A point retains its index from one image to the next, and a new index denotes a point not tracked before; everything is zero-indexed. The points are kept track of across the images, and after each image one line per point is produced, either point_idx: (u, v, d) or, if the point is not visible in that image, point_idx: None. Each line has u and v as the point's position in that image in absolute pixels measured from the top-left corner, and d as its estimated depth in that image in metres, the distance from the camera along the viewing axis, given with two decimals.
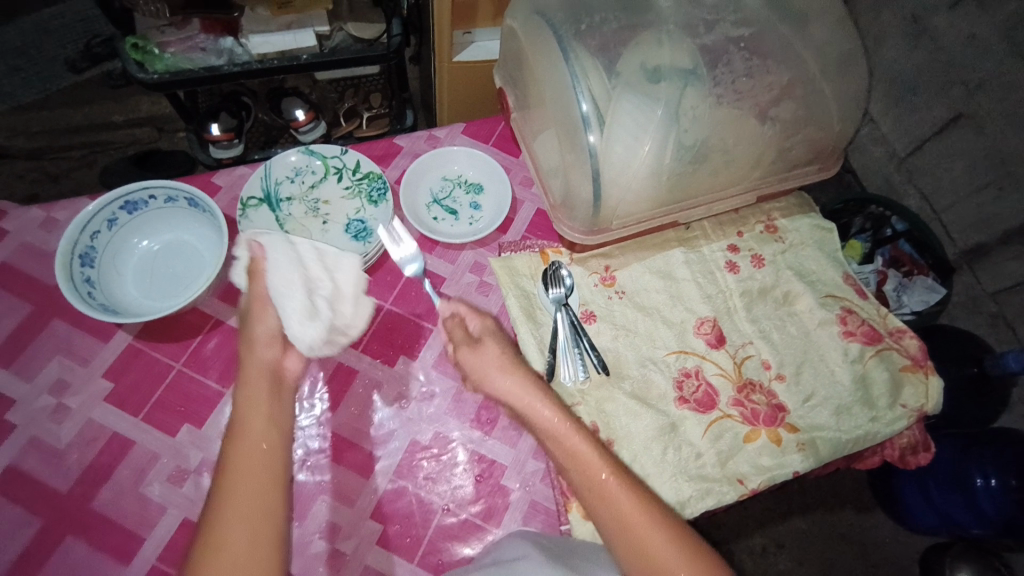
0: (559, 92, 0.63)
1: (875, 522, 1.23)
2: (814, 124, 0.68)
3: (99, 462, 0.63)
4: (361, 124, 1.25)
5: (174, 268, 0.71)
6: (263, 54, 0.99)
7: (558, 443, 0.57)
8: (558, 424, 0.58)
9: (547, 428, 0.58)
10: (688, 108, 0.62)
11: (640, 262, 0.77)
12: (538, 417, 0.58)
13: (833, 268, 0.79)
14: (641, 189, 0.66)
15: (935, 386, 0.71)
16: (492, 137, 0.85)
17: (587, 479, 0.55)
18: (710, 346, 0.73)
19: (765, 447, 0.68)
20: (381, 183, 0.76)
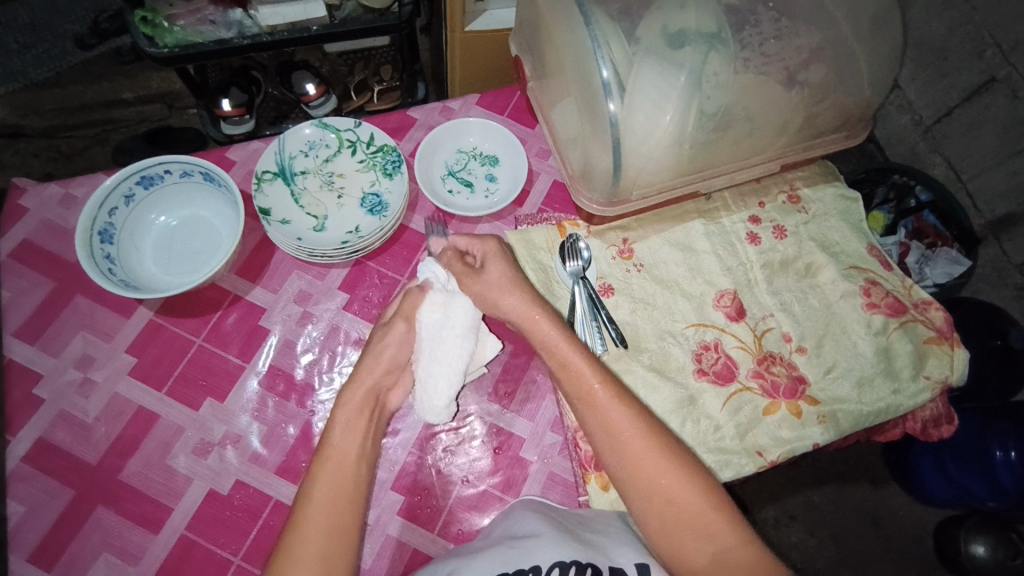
0: (579, 58, 0.61)
1: (890, 495, 1.23)
2: (844, 89, 0.65)
3: (126, 434, 0.64)
4: (372, 98, 1.24)
5: (192, 244, 0.71)
6: (272, 26, 0.97)
7: (588, 406, 0.59)
8: (591, 386, 0.59)
9: (581, 389, 0.59)
10: (712, 73, 0.60)
11: (659, 234, 0.76)
12: (575, 381, 0.59)
13: (857, 240, 0.78)
14: (663, 159, 0.64)
15: (960, 358, 0.71)
16: (507, 108, 0.83)
17: (615, 442, 0.57)
18: (729, 319, 0.72)
19: (785, 419, 0.67)
20: (395, 156, 0.75)
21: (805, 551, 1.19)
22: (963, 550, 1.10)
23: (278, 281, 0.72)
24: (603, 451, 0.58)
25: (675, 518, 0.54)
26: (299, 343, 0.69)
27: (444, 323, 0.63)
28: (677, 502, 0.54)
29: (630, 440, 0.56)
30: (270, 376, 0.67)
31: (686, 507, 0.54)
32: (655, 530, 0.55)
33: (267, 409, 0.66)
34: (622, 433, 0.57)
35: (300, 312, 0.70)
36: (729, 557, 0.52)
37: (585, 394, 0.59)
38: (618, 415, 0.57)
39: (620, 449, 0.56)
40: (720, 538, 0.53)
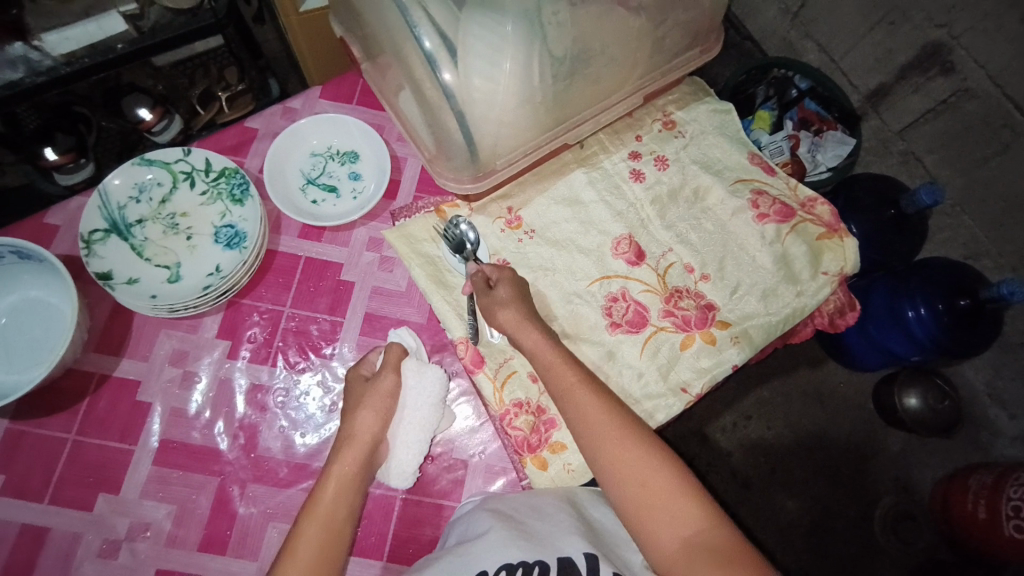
0: (395, 32, 0.54)
1: (829, 372, 1.27)
2: (684, 3, 0.62)
3: (17, 557, 0.57)
4: (222, 107, 1.11)
5: (31, 333, 0.62)
6: (68, 53, 0.83)
7: (566, 400, 0.57)
8: (573, 382, 0.58)
9: (562, 384, 0.58)
10: (550, 15, 0.55)
11: (543, 194, 0.73)
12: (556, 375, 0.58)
13: (737, 152, 0.77)
14: (518, 121, 0.60)
15: (850, 247, 0.72)
16: (355, 95, 0.76)
17: (592, 429, 0.55)
18: (630, 264, 0.71)
19: (701, 349, 0.68)
20: (240, 178, 0.67)
21: (768, 444, 1.23)
22: (899, 402, 1.18)
23: (146, 346, 0.64)
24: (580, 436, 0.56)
25: (648, 501, 0.52)
26: (188, 407, 0.63)
27: (422, 391, 0.60)
28: (649, 488, 0.53)
29: (606, 427, 0.55)
30: (164, 451, 0.61)
31: (659, 494, 0.52)
32: (628, 515, 0.53)
33: (172, 486, 0.60)
34: (596, 419, 0.56)
35: (180, 374, 0.64)
36: (698, 538, 0.50)
37: (569, 389, 0.57)
38: (598, 408, 0.56)
39: (597, 435, 0.55)
40: (691, 524, 0.51)
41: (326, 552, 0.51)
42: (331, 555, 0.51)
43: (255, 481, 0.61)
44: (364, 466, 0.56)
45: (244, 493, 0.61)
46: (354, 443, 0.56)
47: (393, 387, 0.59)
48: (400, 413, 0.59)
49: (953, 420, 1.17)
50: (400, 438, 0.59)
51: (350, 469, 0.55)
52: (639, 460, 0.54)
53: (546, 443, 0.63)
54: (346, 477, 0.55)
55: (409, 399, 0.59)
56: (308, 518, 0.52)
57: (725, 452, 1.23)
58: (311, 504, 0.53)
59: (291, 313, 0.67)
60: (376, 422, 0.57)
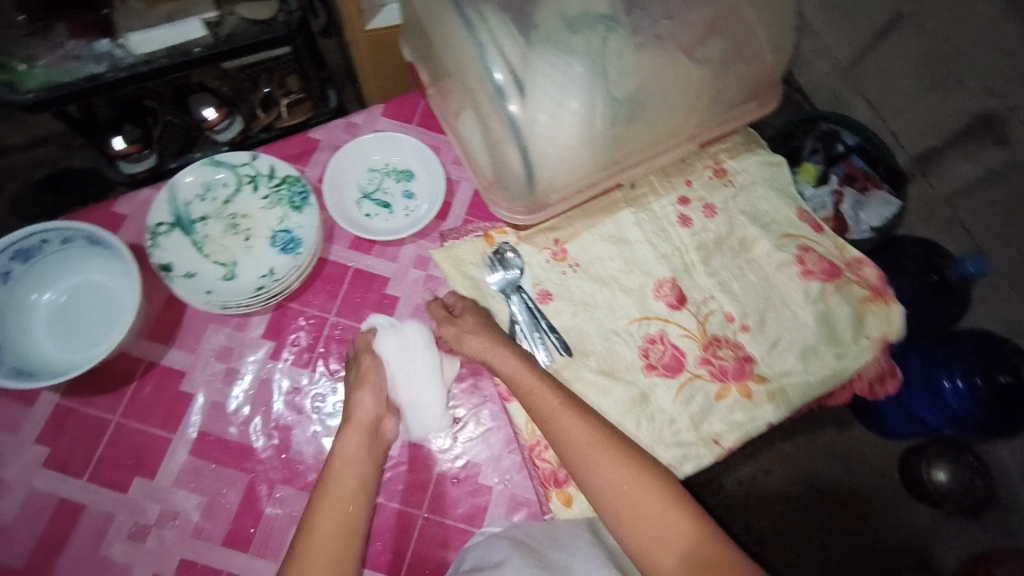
0: (468, 64, 0.57)
1: (856, 435, 1.22)
2: (747, 59, 0.63)
3: (51, 531, 0.59)
4: (281, 112, 1.13)
5: (90, 314, 0.65)
6: (149, 53, 0.88)
7: (552, 426, 0.59)
8: (554, 405, 0.59)
9: (546, 410, 0.59)
10: (614, 56, 0.57)
11: (590, 229, 0.74)
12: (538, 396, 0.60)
13: (785, 206, 0.77)
14: (577, 157, 0.61)
15: (896, 314, 0.72)
16: (415, 116, 0.78)
17: (577, 455, 0.57)
18: (671, 308, 0.71)
19: (737, 402, 0.68)
20: (301, 186, 0.70)
21: (785, 501, 1.20)
22: (927, 475, 1.14)
23: (194, 339, 0.67)
24: (571, 463, 0.57)
25: (643, 521, 0.53)
26: (228, 402, 0.65)
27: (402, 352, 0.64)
28: (643, 508, 0.54)
29: (597, 453, 0.56)
30: (200, 442, 0.63)
31: (653, 515, 0.53)
32: (624, 536, 0.54)
33: (204, 478, 0.62)
34: (578, 445, 0.57)
35: (223, 369, 0.66)
36: (696, 554, 0.51)
37: (552, 412, 0.59)
38: (581, 431, 0.58)
39: (587, 464, 0.56)
40: (689, 541, 0.52)
41: (348, 527, 0.54)
42: (353, 526, 0.54)
43: (284, 483, 0.62)
44: (369, 446, 0.59)
45: (272, 493, 0.62)
46: (354, 421, 0.60)
47: (374, 361, 0.64)
48: (393, 378, 0.63)
49: (981, 499, 1.13)
50: (402, 399, 0.63)
51: (356, 443, 0.59)
52: (630, 482, 0.55)
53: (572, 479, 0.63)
54: (352, 454, 0.58)
55: (399, 366, 0.63)
56: (324, 493, 0.55)
57: (743, 503, 1.19)
58: (325, 481, 0.57)
59: (335, 322, 0.69)
60: (371, 402, 0.61)
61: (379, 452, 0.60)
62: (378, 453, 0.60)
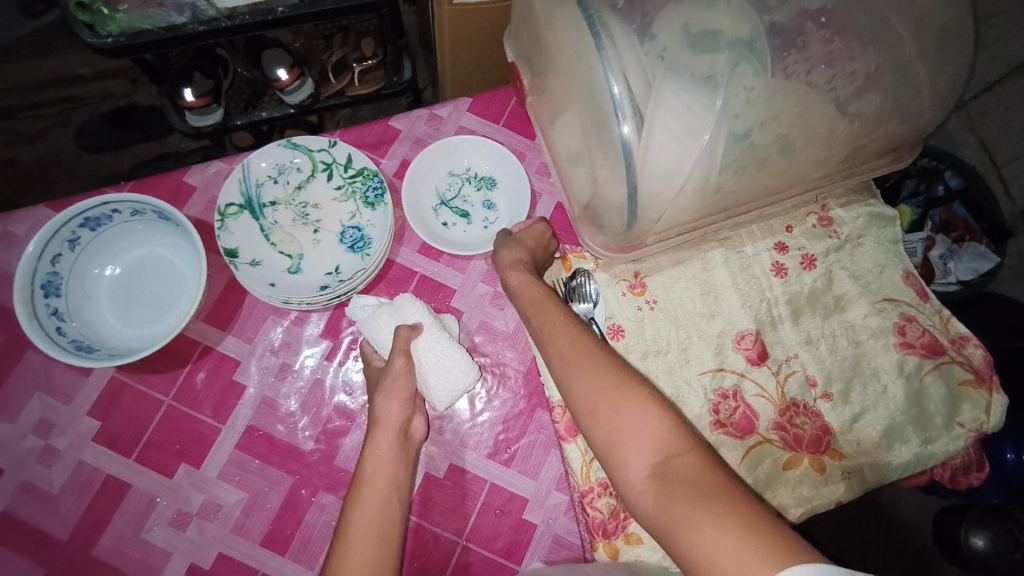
0: (585, 76, 0.52)
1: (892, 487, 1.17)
2: (902, 115, 0.55)
3: (97, 505, 0.59)
4: (353, 79, 1.09)
5: (152, 290, 0.63)
6: (233, 8, 0.83)
7: (546, 334, 0.57)
8: (553, 316, 0.58)
9: (543, 319, 0.58)
10: (742, 88, 0.50)
11: (674, 267, 0.68)
12: (539, 308, 0.59)
13: (891, 267, 0.70)
14: (687, 200, 0.55)
15: (998, 403, 0.65)
16: (503, 116, 0.73)
17: (561, 359, 0.55)
18: (750, 363, 0.66)
19: (806, 475, 0.63)
20: (377, 182, 0.66)
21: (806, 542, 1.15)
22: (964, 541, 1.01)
23: (252, 329, 0.64)
24: (555, 363, 0.55)
25: (619, 425, 0.50)
26: (280, 400, 0.63)
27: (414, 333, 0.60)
28: (621, 412, 0.50)
29: (581, 357, 0.54)
30: (248, 437, 0.62)
31: (631, 419, 0.50)
32: (598, 440, 0.51)
33: (249, 474, 0.61)
34: (567, 350, 0.55)
35: (278, 364, 0.64)
36: (672, 467, 0.47)
37: (548, 325, 0.57)
38: (571, 337, 0.56)
39: (571, 364, 0.54)
40: (664, 450, 0.48)
41: (383, 531, 0.50)
42: (388, 530, 0.50)
43: (328, 490, 0.61)
44: (399, 449, 0.55)
45: (315, 499, 0.61)
46: (383, 427, 0.56)
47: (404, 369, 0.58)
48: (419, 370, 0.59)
49: None
50: (433, 387, 0.59)
51: (388, 445, 0.55)
52: (611, 385, 0.52)
53: (622, 532, 0.60)
54: (382, 457, 0.54)
55: (421, 352, 0.59)
56: (358, 499, 0.52)
57: None
58: (355, 488, 0.53)
59: None
60: (397, 406, 0.57)
61: (410, 458, 0.56)
62: (410, 458, 0.56)
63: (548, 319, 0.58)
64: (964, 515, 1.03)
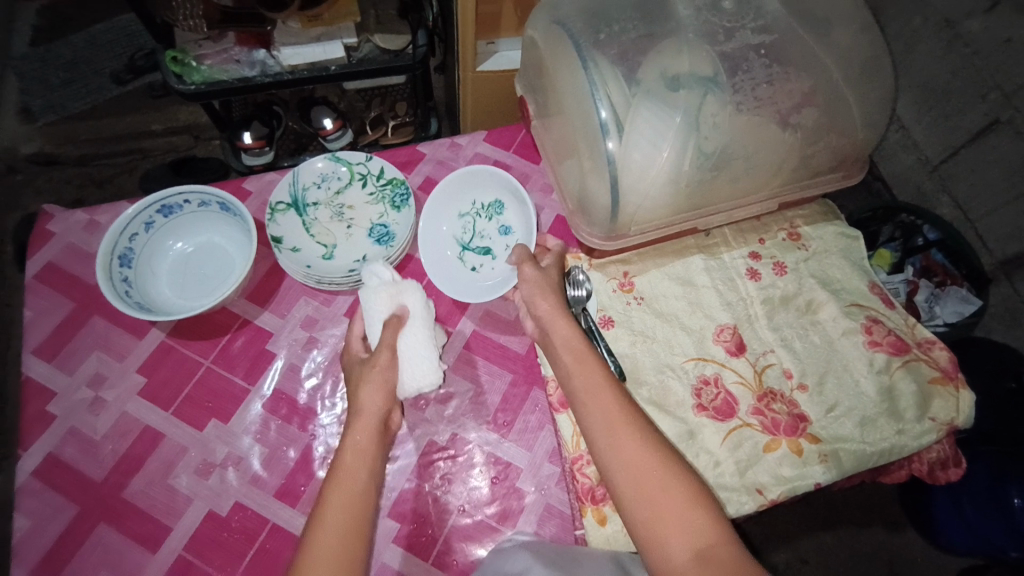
0: (578, 99, 0.63)
1: (906, 542, 1.16)
2: (838, 131, 0.68)
3: (133, 452, 0.66)
4: (386, 132, 1.26)
5: (207, 269, 0.74)
6: (294, 65, 0.98)
7: (589, 397, 0.58)
8: (594, 379, 0.59)
9: (585, 383, 0.59)
10: (708, 115, 0.62)
11: (659, 268, 0.77)
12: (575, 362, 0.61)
13: (858, 277, 0.78)
14: (661, 196, 0.66)
15: (965, 400, 0.69)
16: (513, 145, 0.87)
17: (610, 431, 0.56)
18: (729, 354, 0.73)
19: (786, 457, 0.66)
20: (404, 189, 0.78)
21: None
22: None
23: (286, 306, 0.74)
24: (597, 431, 0.56)
25: (665, 506, 0.51)
26: (303, 367, 0.71)
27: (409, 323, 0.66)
28: (669, 503, 0.51)
29: (631, 436, 0.55)
30: (273, 399, 0.69)
31: (679, 503, 0.51)
32: (642, 518, 0.51)
33: (270, 432, 0.67)
34: (614, 420, 0.56)
35: (305, 337, 0.72)
36: (715, 554, 0.48)
37: (585, 379, 0.59)
38: (615, 405, 0.57)
39: (619, 441, 0.55)
40: (709, 545, 0.49)
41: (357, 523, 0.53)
42: (358, 519, 0.53)
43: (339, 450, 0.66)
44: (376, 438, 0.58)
45: (327, 457, 0.66)
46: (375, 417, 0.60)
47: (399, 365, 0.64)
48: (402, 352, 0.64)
49: None
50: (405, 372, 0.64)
51: (369, 436, 0.58)
52: (659, 466, 0.53)
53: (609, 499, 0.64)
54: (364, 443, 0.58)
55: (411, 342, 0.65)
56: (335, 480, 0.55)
57: None
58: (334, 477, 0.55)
59: None
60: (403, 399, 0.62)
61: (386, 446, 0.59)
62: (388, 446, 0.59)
63: (588, 380, 0.59)
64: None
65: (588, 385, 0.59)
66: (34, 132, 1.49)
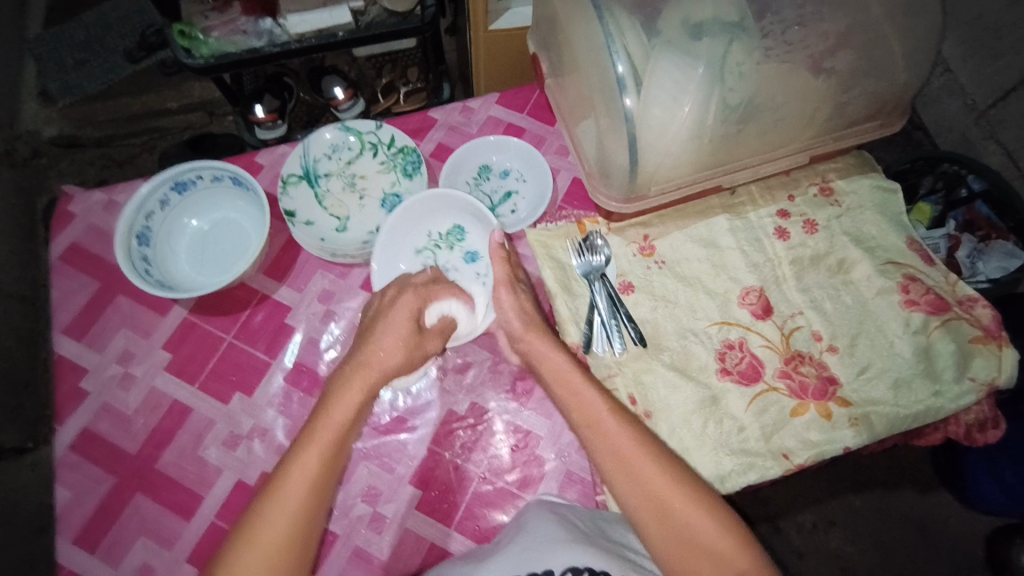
0: (592, 54, 0.59)
1: (938, 503, 1.14)
2: (876, 76, 0.63)
3: (163, 425, 0.68)
4: (399, 99, 1.22)
5: (224, 245, 0.75)
6: (301, 33, 0.95)
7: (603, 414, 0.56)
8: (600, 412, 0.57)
9: (590, 417, 0.57)
10: (734, 65, 0.58)
11: (681, 230, 0.74)
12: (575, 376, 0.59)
13: (895, 233, 0.73)
14: (682, 153, 0.62)
15: (1008, 359, 0.65)
16: (527, 107, 0.84)
17: (621, 462, 0.54)
18: (755, 316, 0.70)
19: (813, 421, 0.64)
20: (416, 157, 0.76)
21: (846, 559, 1.12)
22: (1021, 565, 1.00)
23: (303, 280, 0.74)
24: (608, 465, 0.55)
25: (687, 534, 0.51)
26: (322, 339, 0.71)
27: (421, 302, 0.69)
28: (693, 528, 0.51)
29: (645, 470, 0.54)
30: (295, 371, 0.70)
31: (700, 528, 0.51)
32: (668, 547, 0.52)
33: (292, 404, 0.68)
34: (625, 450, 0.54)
35: (323, 310, 0.72)
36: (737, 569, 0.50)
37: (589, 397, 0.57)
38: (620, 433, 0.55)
39: (634, 474, 0.54)
40: (733, 558, 0.51)
41: (289, 541, 0.50)
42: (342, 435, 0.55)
43: None
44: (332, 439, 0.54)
45: None
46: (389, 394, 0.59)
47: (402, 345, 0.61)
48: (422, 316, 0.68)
49: None
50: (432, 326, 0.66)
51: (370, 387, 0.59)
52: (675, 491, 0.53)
53: None
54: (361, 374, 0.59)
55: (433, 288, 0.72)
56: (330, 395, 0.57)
57: (796, 551, 1.14)
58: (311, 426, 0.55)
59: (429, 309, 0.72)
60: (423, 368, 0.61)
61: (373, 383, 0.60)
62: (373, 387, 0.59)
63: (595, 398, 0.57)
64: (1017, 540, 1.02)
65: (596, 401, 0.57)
66: (54, 114, 1.51)
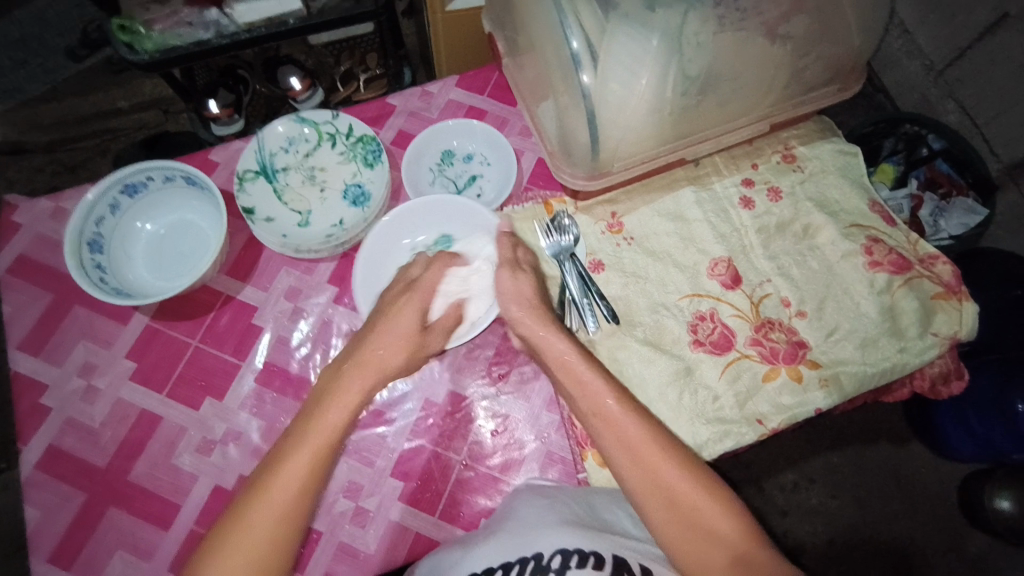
0: (546, 29, 0.58)
1: (912, 454, 1.18)
2: (831, 39, 0.63)
3: (133, 436, 0.66)
4: (359, 87, 1.17)
5: (182, 247, 0.72)
6: (251, 22, 0.89)
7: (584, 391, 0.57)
8: (603, 401, 0.55)
9: (595, 405, 0.55)
10: (691, 34, 0.57)
11: (649, 204, 0.74)
12: (549, 356, 0.60)
13: (857, 196, 0.74)
14: (643, 127, 0.62)
15: (969, 312, 0.67)
16: (487, 88, 0.82)
17: (635, 446, 0.53)
18: (725, 287, 0.71)
19: (785, 385, 0.65)
20: (376, 145, 0.74)
21: (827, 515, 1.16)
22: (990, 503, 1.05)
23: (267, 279, 0.72)
24: (613, 453, 0.54)
25: (700, 523, 0.50)
26: (292, 338, 0.70)
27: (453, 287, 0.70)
28: (702, 513, 0.50)
29: (655, 457, 0.52)
30: (265, 372, 0.68)
31: (713, 518, 0.50)
32: (678, 536, 0.50)
33: (265, 405, 0.67)
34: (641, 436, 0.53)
35: (291, 308, 0.71)
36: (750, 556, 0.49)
37: (572, 390, 0.57)
38: (622, 417, 0.54)
39: (638, 455, 0.53)
40: (740, 544, 0.50)
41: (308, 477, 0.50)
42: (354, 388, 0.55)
43: None
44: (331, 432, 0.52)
45: None
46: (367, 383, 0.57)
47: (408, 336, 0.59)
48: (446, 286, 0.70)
49: None
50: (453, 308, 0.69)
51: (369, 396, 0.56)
52: (685, 474, 0.52)
53: None
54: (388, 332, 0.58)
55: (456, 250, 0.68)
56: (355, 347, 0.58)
57: (779, 510, 1.17)
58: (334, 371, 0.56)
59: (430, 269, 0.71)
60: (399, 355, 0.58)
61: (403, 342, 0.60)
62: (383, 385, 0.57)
63: (590, 380, 0.57)
64: (988, 478, 1.06)
65: (591, 384, 0.57)
66: None
